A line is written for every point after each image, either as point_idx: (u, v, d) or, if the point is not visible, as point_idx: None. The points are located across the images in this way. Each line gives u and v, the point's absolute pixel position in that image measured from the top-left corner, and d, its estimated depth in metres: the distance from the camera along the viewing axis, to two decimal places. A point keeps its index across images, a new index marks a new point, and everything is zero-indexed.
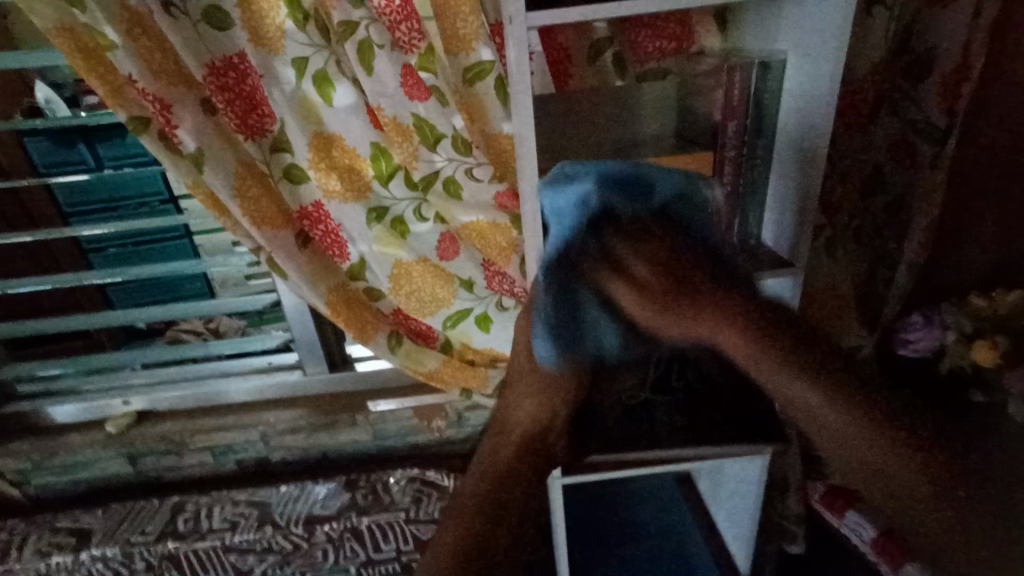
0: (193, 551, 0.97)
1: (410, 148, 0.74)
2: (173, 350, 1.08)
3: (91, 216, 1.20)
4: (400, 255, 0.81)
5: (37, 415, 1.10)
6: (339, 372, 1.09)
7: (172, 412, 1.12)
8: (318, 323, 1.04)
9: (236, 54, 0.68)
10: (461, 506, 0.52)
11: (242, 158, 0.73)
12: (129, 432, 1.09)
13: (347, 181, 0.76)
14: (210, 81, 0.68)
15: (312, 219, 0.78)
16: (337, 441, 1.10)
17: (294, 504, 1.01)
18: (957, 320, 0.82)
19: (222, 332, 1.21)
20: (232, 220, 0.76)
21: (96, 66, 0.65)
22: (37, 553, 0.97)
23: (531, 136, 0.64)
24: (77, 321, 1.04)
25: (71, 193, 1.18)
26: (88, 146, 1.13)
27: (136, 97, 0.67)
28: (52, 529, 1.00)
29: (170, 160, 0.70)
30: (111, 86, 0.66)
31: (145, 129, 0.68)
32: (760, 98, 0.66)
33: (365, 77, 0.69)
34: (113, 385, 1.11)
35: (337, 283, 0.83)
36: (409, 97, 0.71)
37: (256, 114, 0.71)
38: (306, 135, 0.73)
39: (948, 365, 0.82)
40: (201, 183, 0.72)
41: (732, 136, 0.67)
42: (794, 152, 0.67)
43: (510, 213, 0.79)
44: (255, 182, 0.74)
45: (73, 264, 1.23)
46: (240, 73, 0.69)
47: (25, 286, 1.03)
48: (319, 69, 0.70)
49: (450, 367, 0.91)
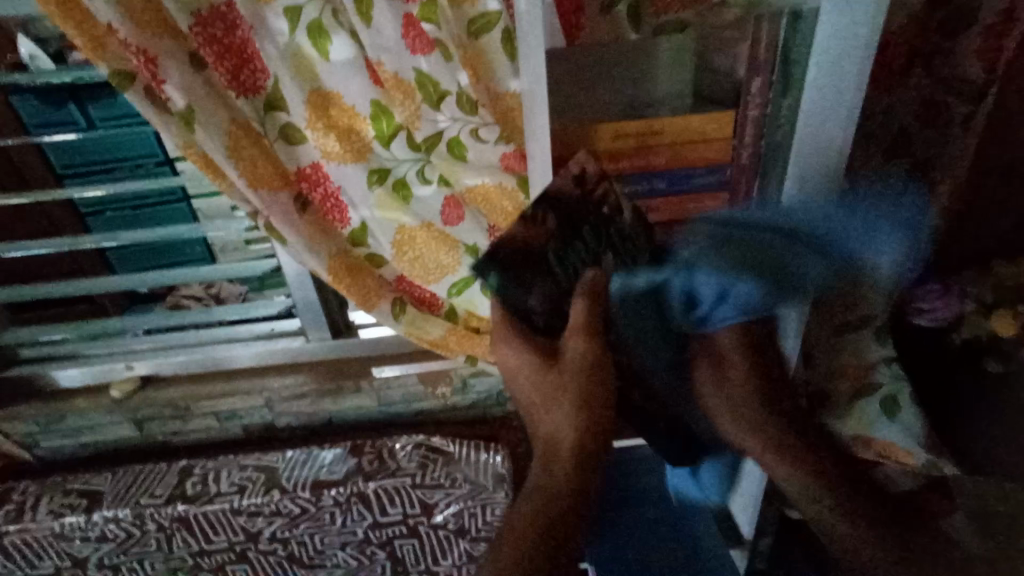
0: (203, 513, 0.99)
1: (413, 106, 0.71)
2: (173, 316, 1.05)
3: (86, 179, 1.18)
4: (403, 220, 0.78)
5: (40, 379, 1.09)
6: (343, 340, 1.08)
7: (177, 377, 1.11)
8: (320, 290, 1.02)
9: (222, 3, 0.64)
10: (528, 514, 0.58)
11: (235, 116, 0.69)
12: (135, 396, 1.09)
13: (348, 143, 0.72)
14: (197, 32, 0.64)
15: (311, 181, 0.76)
16: (342, 407, 1.10)
17: (301, 469, 1.01)
18: (977, 290, 0.84)
19: (224, 298, 1.20)
20: (228, 183, 0.73)
21: (71, 12, 0.60)
22: (50, 514, 0.99)
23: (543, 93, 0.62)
24: (78, 285, 1.02)
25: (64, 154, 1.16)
26: (78, 105, 1.12)
27: (117, 48, 0.62)
28: (64, 490, 1.01)
29: (158, 119, 0.65)
30: (90, 37, 0.61)
31: (130, 83, 0.63)
32: (788, 51, 0.62)
33: (364, 29, 0.66)
34: (115, 351, 1.09)
35: (337, 249, 0.81)
36: (411, 50, 0.67)
37: (248, 69, 0.67)
38: (301, 91, 0.69)
39: (966, 334, 0.82)
40: (192, 144, 0.68)
41: (755, 93, 0.64)
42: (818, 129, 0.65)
43: (516, 176, 0.76)
44: (249, 142, 0.70)
45: (70, 228, 1.21)
46: (229, 23, 0.65)
47: (20, 250, 1.00)
48: (314, 19, 0.64)
49: (456, 336, 0.89)
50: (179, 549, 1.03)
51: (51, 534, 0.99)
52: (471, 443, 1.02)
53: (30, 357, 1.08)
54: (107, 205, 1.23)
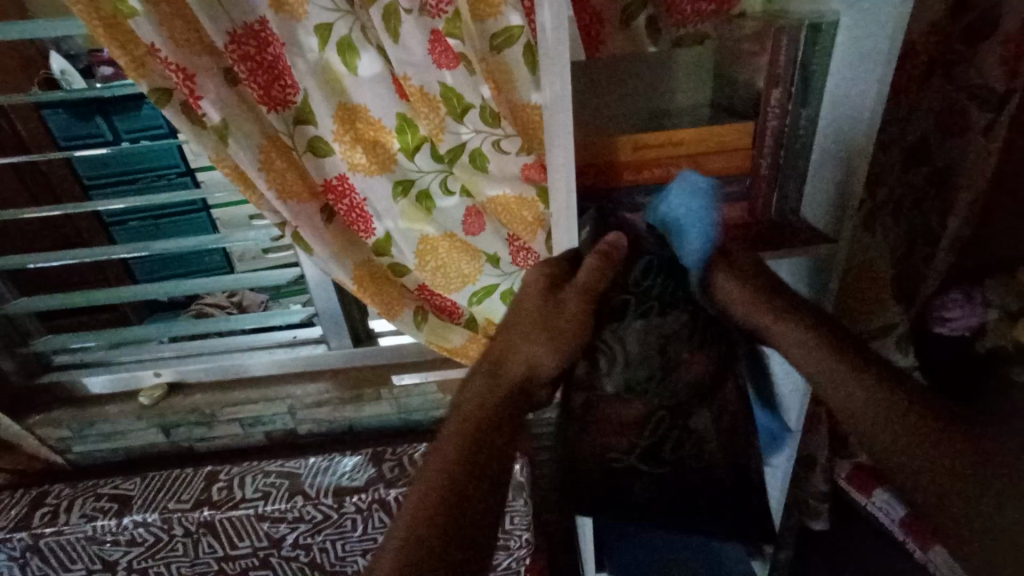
0: (228, 518, 1.00)
1: (437, 119, 0.72)
2: (198, 325, 1.08)
3: (113, 190, 1.22)
4: (426, 230, 0.80)
5: (73, 385, 1.12)
6: (363, 347, 1.10)
7: (200, 384, 1.14)
8: (342, 299, 1.04)
9: (256, 22, 0.67)
10: (452, 437, 0.55)
11: (266, 130, 0.72)
12: (162, 403, 1.11)
13: (374, 155, 0.74)
14: (232, 50, 0.66)
15: (337, 193, 0.77)
16: (363, 414, 1.12)
17: (324, 476, 1.02)
18: (1001, 298, 0.78)
19: (246, 306, 1.23)
20: (256, 194, 0.75)
21: (116, 34, 0.63)
22: (82, 518, 1.01)
23: (567, 106, 0.60)
24: (107, 294, 1.05)
25: (92, 166, 1.19)
26: (105, 118, 1.16)
27: (158, 67, 0.65)
28: (96, 494, 1.04)
29: (195, 133, 0.69)
30: (134, 57, 0.64)
31: (167, 99, 0.66)
32: (807, 65, 0.62)
33: (390, 45, 0.67)
34: (144, 357, 1.13)
35: (362, 258, 0.83)
36: (437, 65, 0.69)
37: (279, 85, 0.70)
38: (330, 106, 0.71)
39: (989, 343, 0.80)
40: (226, 156, 0.71)
41: (774, 105, 0.62)
42: (834, 144, 0.67)
43: (537, 186, 0.78)
44: (279, 154, 0.73)
45: (98, 239, 1.25)
46: (262, 41, 0.68)
47: (54, 261, 1.04)
48: (343, 36, 0.67)
49: (476, 343, 0.91)
50: (205, 554, 1.04)
51: (82, 538, 1.00)
52: None
53: (64, 363, 1.13)
54: (130, 214, 1.27)
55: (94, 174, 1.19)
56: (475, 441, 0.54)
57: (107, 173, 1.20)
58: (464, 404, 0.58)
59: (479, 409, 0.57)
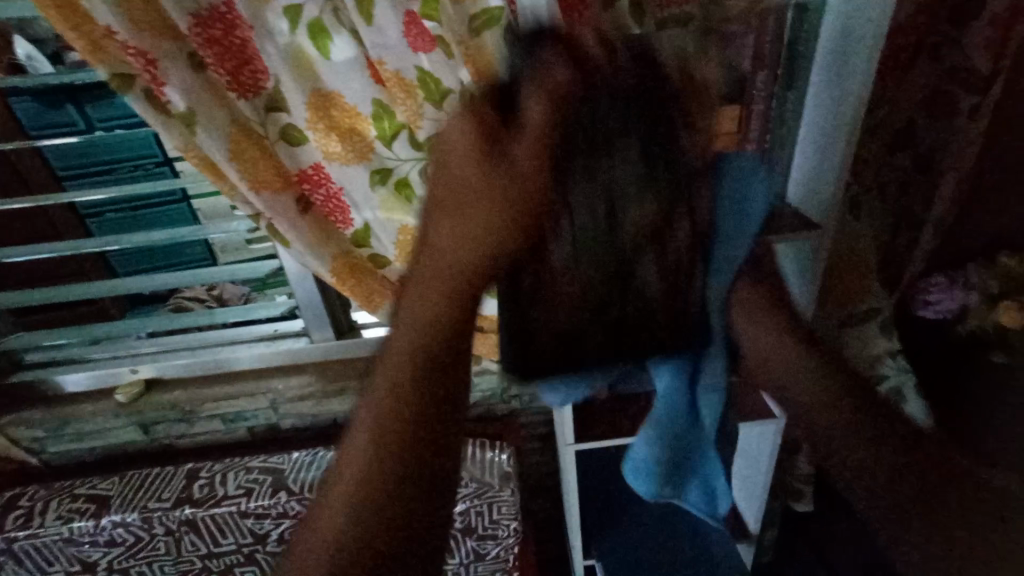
0: (210, 516, 0.98)
1: (414, 106, 0.69)
2: (176, 319, 1.04)
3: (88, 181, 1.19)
4: (407, 221, 0.78)
5: (46, 383, 1.08)
6: (345, 340, 1.07)
7: (179, 380, 1.11)
8: (323, 291, 1.02)
9: (222, 3, 0.63)
10: (398, 359, 0.48)
11: (236, 118, 0.68)
12: (139, 400, 1.08)
13: (349, 143, 0.72)
14: (196, 33, 0.63)
15: (313, 182, 0.75)
16: (347, 407, 1.10)
17: (308, 471, 1.01)
18: (982, 281, 0.80)
19: (228, 299, 1.20)
20: (229, 186, 0.72)
21: (71, 15, 0.59)
22: (58, 519, 0.98)
23: None
24: (80, 289, 1.01)
25: (65, 156, 1.15)
26: (77, 107, 1.11)
27: (117, 52, 0.61)
28: (71, 495, 1.02)
29: (160, 121, 0.65)
30: (90, 40, 0.60)
31: (129, 86, 0.62)
32: (794, 46, 0.62)
33: (364, 27, 0.64)
34: (121, 353, 1.09)
35: (340, 249, 0.81)
36: (413, 49, 0.66)
37: (248, 70, 0.67)
38: (303, 92, 0.68)
39: (971, 327, 0.79)
40: (194, 146, 0.68)
41: (760, 87, 0.62)
42: (822, 128, 0.66)
43: None
44: (251, 144, 0.70)
45: (71, 230, 1.21)
46: (228, 23, 0.64)
47: (22, 255, 0.99)
48: (314, 18, 0.64)
49: None
50: (187, 552, 1.03)
51: (59, 539, 0.98)
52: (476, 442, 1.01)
53: (34, 361, 1.08)
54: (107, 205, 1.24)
55: (68, 164, 1.16)
56: (405, 384, 0.48)
57: (82, 163, 1.17)
58: (398, 336, 0.49)
59: (405, 340, 0.48)
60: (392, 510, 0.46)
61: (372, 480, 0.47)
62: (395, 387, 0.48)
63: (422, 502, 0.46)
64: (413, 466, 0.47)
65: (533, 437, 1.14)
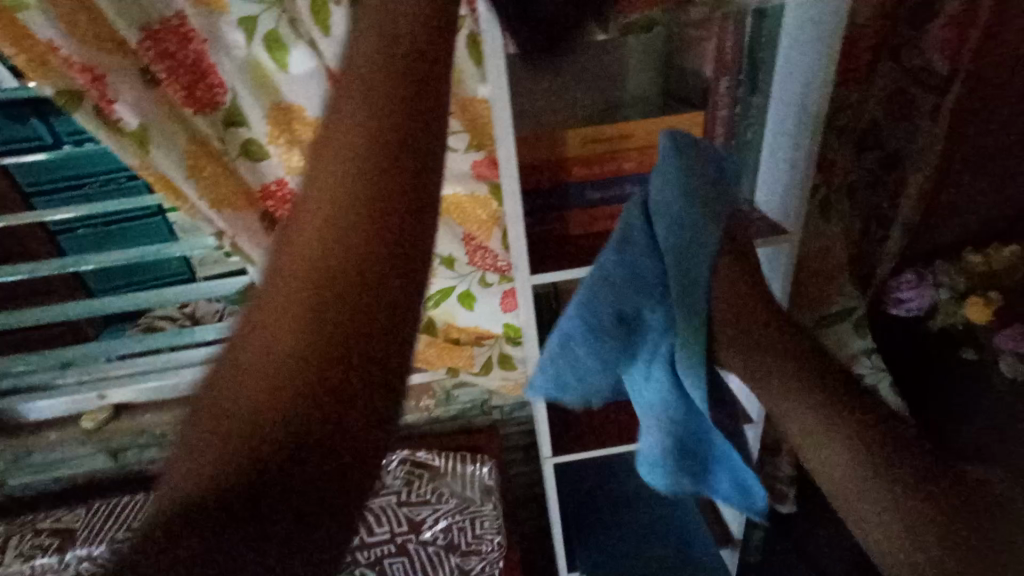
0: None
1: None
2: (144, 343, 1.01)
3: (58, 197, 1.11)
4: None
5: (9, 412, 1.05)
6: None
7: (149, 404, 1.08)
8: None
9: (176, 15, 0.60)
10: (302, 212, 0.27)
11: (193, 134, 0.67)
12: (108, 426, 1.06)
13: None
14: (148, 48, 0.61)
15: (276, 198, 0.74)
16: None
17: None
18: (950, 278, 0.82)
19: (201, 317, 1.15)
20: (186, 204, 0.70)
21: (14, 32, 0.57)
22: (20, 557, 0.94)
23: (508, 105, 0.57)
24: (42, 313, 0.98)
25: (31, 170, 1.08)
26: (42, 121, 1.01)
27: (61, 68, 0.59)
28: (34, 530, 0.98)
29: (113, 140, 0.63)
30: (33, 56, 0.58)
31: (76, 103, 0.60)
32: (754, 48, 0.62)
33: (322, 38, 0.63)
34: (88, 377, 1.06)
35: None
36: None
37: (204, 84, 0.64)
38: (262, 107, 0.67)
39: (940, 323, 0.82)
40: (149, 164, 0.66)
41: (724, 93, 0.63)
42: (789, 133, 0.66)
43: (489, 183, 0.76)
44: (210, 160, 0.68)
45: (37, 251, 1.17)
46: (182, 37, 0.61)
47: None
48: (270, 30, 0.62)
49: (435, 348, 0.90)
50: None
51: None
52: (457, 456, 1.01)
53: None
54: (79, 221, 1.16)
55: (34, 180, 1.09)
56: (339, 200, 0.26)
57: (53, 178, 1.09)
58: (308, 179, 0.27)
59: (343, 145, 0.28)
60: (307, 410, 0.23)
61: (261, 352, 0.24)
62: (329, 199, 0.27)
63: (362, 405, 0.24)
64: (355, 335, 0.25)
65: (517, 448, 1.12)
